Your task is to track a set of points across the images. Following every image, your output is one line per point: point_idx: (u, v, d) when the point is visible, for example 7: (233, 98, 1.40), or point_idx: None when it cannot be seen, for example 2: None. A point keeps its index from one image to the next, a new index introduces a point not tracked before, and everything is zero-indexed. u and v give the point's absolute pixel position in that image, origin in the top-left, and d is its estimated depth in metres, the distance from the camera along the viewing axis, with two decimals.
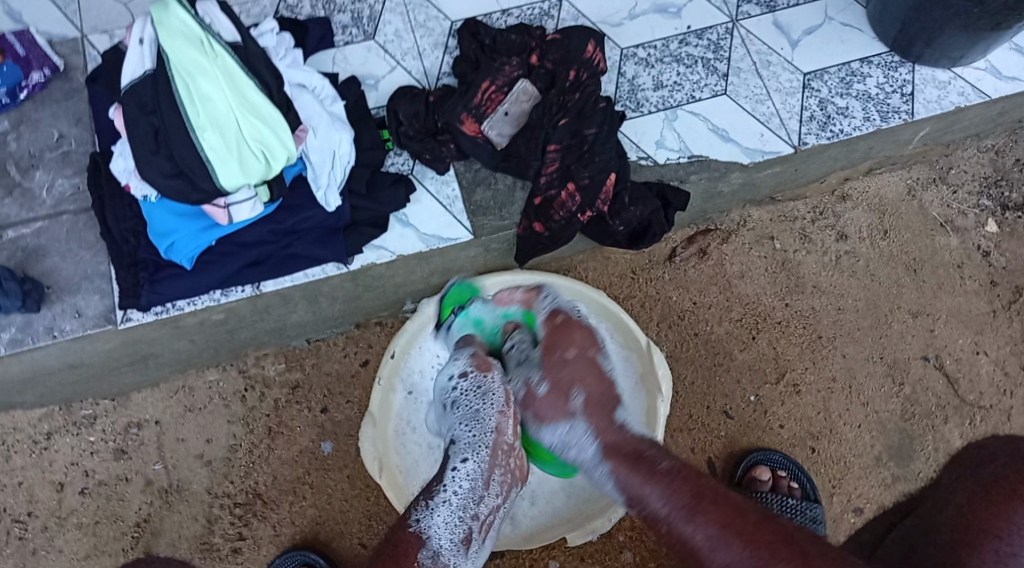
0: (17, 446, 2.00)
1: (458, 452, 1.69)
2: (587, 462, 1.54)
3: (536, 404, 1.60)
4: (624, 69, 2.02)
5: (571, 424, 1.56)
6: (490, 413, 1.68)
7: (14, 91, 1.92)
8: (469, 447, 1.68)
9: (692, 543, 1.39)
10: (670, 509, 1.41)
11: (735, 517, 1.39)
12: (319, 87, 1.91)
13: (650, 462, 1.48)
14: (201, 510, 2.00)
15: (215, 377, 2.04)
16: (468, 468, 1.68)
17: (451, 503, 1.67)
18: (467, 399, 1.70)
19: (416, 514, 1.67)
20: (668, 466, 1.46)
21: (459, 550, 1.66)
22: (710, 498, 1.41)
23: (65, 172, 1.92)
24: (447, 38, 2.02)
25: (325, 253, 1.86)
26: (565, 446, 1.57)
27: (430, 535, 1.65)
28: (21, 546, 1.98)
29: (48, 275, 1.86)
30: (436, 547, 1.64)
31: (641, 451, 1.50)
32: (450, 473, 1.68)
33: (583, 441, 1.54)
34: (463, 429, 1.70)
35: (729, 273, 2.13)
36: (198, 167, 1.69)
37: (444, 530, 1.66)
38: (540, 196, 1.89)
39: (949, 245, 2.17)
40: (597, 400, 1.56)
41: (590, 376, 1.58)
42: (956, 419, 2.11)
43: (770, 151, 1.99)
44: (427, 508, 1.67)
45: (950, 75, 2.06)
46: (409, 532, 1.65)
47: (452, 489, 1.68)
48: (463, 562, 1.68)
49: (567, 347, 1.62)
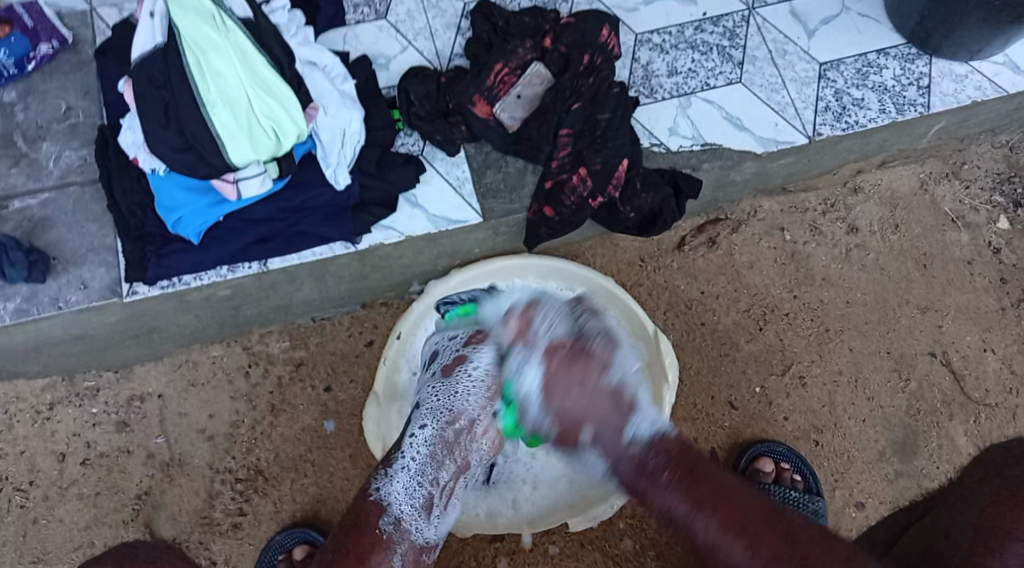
0: (20, 415, 1.99)
1: (419, 418, 1.69)
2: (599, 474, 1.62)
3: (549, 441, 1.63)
4: (638, 55, 2.00)
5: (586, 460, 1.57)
6: (463, 381, 1.69)
7: (23, 62, 1.90)
8: (429, 414, 1.68)
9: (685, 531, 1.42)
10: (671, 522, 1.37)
11: (737, 518, 1.33)
12: (329, 65, 1.89)
13: (651, 476, 1.42)
14: (202, 485, 2.00)
15: (220, 353, 2.03)
16: (426, 434, 1.67)
17: (409, 470, 1.63)
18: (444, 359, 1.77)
19: (375, 482, 1.61)
20: (667, 480, 1.39)
21: (419, 516, 1.61)
22: (711, 500, 1.35)
23: (73, 143, 1.90)
24: (460, 19, 2.00)
25: (334, 233, 1.85)
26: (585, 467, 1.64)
27: (390, 500, 1.59)
28: (23, 514, 1.98)
29: (53, 245, 1.85)
30: (397, 514, 1.57)
31: (643, 464, 1.44)
32: (408, 440, 1.67)
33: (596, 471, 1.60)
34: (430, 393, 1.70)
35: (737, 263, 2.11)
36: (208, 142, 1.68)
37: (403, 496, 1.60)
38: (551, 180, 1.88)
39: (960, 241, 2.16)
40: (608, 429, 1.49)
41: (593, 408, 1.52)
42: (962, 416, 2.10)
43: (783, 141, 1.97)
44: (385, 475, 1.63)
45: (968, 69, 2.04)
46: (368, 501, 1.59)
47: (411, 455, 1.65)
48: (425, 530, 1.62)
49: (571, 393, 1.53)
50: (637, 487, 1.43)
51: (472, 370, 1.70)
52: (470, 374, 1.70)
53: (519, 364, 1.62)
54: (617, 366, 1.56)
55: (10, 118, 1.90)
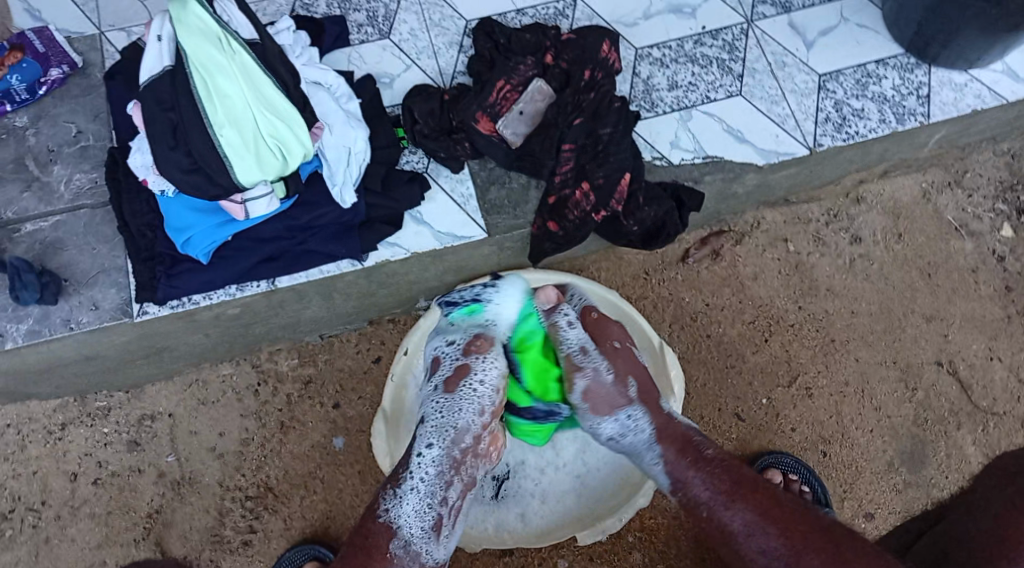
0: (32, 436, 2.02)
1: (425, 436, 1.71)
2: (639, 448, 1.69)
3: (596, 394, 1.74)
4: (639, 69, 2.03)
5: (631, 408, 1.72)
6: (467, 397, 1.73)
7: (34, 87, 1.94)
8: (434, 432, 1.71)
9: (727, 531, 1.54)
10: (711, 495, 1.56)
11: (772, 506, 1.53)
12: (334, 85, 1.92)
13: (697, 449, 1.63)
14: (213, 503, 2.01)
15: (229, 371, 2.06)
16: (433, 454, 1.70)
17: (419, 492, 1.67)
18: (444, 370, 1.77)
19: (384, 504, 1.66)
20: (713, 454, 1.61)
21: (430, 538, 1.66)
22: (749, 488, 1.56)
23: (83, 166, 1.93)
24: (462, 37, 2.03)
25: (341, 250, 1.87)
26: (622, 431, 1.72)
27: (400, 524, 1.65)
28: (35, 534, 1.99)
29: (65, 267, 1.87)
30: (407, 536, 1.64)
31: (690, 436, 1.66)
32: (416, 460, 1.69)
33: (641, 426, 1.70)
34: (433, 407, 1.74)
35: (741, 274, 2.13)
36: (215, 162, 1.70)
37: (413, 519, 1.66)
38: (555, 196, 1.89)
39: (964, 250, 2.16)
40: (649, 386, 1.75)
41: (638, 366, 1.77)
42: (970, 424, 2.10)
43: (783, 152, 1.98)
44: (395, 496, 1.66)
45: (967, 77, 2.05)
46: (379, 523, 1.64)
47: (420, 477, 1.68)
48: (434, 550, 1.67)
49: (613, 339, 1.79)
50: (681, 457, 1.63)
51: (476, 383, 1.75)
52: (475, 388, 1.74)
53: (567, 323, 1.81)
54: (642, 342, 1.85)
55: (21, 142, 1.94)
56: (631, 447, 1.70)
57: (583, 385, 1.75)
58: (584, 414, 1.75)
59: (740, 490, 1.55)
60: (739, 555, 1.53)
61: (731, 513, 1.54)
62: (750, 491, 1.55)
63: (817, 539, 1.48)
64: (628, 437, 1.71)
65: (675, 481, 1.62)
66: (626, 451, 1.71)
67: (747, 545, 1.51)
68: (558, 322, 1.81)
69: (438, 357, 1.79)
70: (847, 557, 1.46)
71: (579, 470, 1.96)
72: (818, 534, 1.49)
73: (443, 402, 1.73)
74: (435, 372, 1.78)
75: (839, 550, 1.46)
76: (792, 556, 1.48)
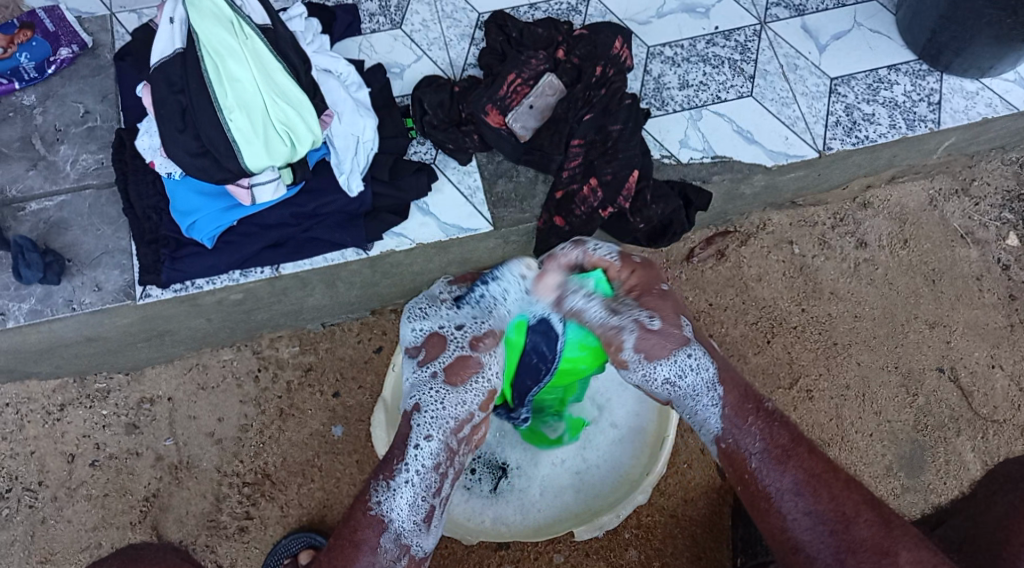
0: (31, 416, 2.01)
1: (422, 427, 1.62)
2: (697, 390, 1.62)
3: (648, 343, 1.62)
4: (650, 67, 2.02)
5: (689, 348, 1.63)
6: (475, 390, 1.64)
7: (43, 66, 1.94)
8: (433, 424, 1.62)
9: (772, 487, 1.52)
10: (762, 449, 1.55)
11: (824, 471, 1.52)
12: (344, 74, 1.91)
13: (759, 400, 1.61)
14: (210, 488, 2.01)
15: (230, 356, 2.05)
16: (432, 447, 1.62)
17: (414, 484, 1.60)
18: (450, 352, 1.65)
19: (376, 495, 1.60)
20: (771, 408, 1.60)
21: (421, 530, 1.62)
22: (802, 451, 1.54)
23: (90, 147, 1.93)
24: (474, 29, 2.02)
25: (346, 239, 1.86)
26: (681, 373, 1.62)
27: (392, 516, 1.59)
28: (31, 514, 2.00)
29: (68, 247, 1.87)
30: (399, 530, 1.59)
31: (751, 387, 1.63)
32: (412, 451, 1.61)
33: (702, 366, 1.62)
34: (432, 397, 1.63)
35: (746, 275, 2.12)
36: (224, 146, 1.70)
37: (406, 511, 1.60)
38: (562, 191, 1.89)
39: (969, 257, 2.16)
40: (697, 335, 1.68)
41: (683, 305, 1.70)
42: (969, 431, 2.10)
43: (793, 155, 1.98)
44: (388, 489, 1.60)
45: (979, 85, 2.04)
46: (370, 515, 1.59)
47: (415, 469, 1.61)
48: (424, 540, 1.63)
49: (662, 283, 1.69)
50: (744, 402, 1.60)
51: (487, 376, 1.65)
52: (483, 381, 1.65)
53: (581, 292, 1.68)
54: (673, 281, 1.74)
55: (28, 121, 1.93)
56: (689, 388, 1.62)
57: (632, 338, 1.63)
58: (635, 366, 1.64)
59: (793, 448, 1.54)
60: (778, 513, 1.51)
61: (782, 470, 1.52)
62: (805, 452, 1.54)
63: (866, 512, 1.48)
64: (687, 379, 1.62)
65: (732, 426, 1.60)
66: (681, 394, 1.63)
67: (789, 505, 1.50)
68: (573, 305, 1.68)
69: (444, 337, 1.67)
70: (895, 534, 1.45)
71: (577, 466, 1.93)
72: (867, 507, 1.48)
73: (445, 394, 1.63)
74: (433, 358, 1.66)
75: (886, 527, 1.46)
76: (838, 523, 1.47)
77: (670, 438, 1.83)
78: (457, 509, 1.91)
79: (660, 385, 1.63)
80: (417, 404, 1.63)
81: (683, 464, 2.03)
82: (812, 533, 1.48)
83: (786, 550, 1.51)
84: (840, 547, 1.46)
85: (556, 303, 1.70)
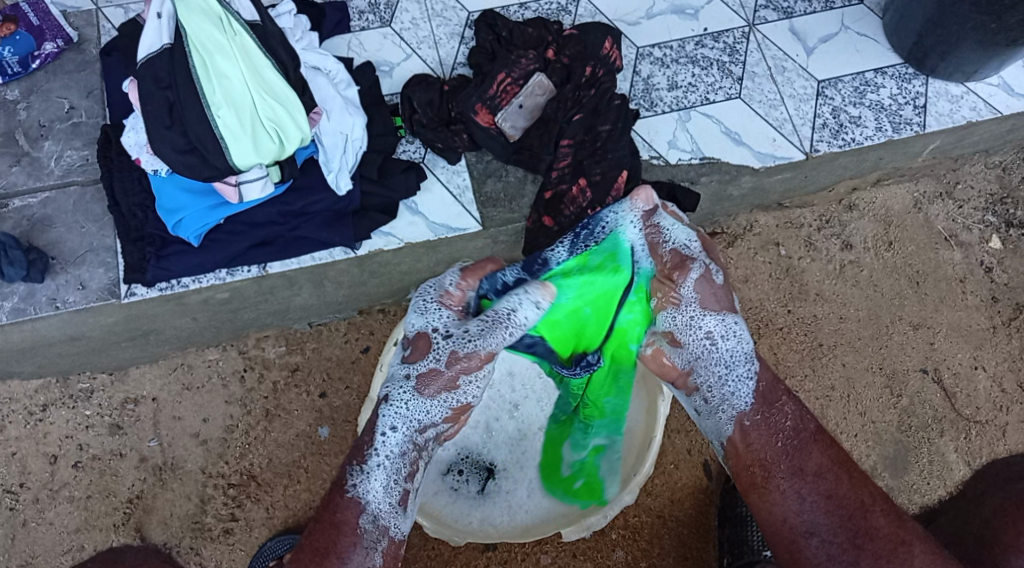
0: (12, 416, 1.99)
1: (389, 417, 1.54)
2: (732, 359, 1.58)
3: (708, 291, 1.59)
4: (639, 68, 2.03)
5: (737, 316, 1.61)
6: (445, 399, 1.57)
7: (26, 60, 1.92)
8: (400, 417, 1.55)
9: (798, 469, 1.51)
10: (793, 430, 1.53)
11: (845, 460, 1.53)
12: (333, 71, 1.91)
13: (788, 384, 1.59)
14: (195, 489, 1.99)
15: (215, 356, 2.03)
16: (398, 437, 1.55)
17: (386, 468, 1.53)
18: (434, 355, 1.56)
19: (351, 479, 1.52)
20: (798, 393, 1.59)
21: (398, 512, 1.54)
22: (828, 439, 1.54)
23: (74, 143, 1.91)
24: (463, 28, 2.02)
25: (334, 237, 1.85)
26: (724, 334, 1.59)
27: (367, 500, 1.51)
28: (12, 516, 1.97)
29: (52, 245, 1.85)
30: (376, 511, 1.51)
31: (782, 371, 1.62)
32: (380, 437, 1.54)
33: (744, 336, 1.60)
34: (401, 391, 1.55)
35: (733, 277, 2.13)
36: (211, 144, 1.69)
37: (381, 495, 1.52)
38: (552, 191, 1.89)
39: (952, 259, 2.18)
40: None
41: None
42: (953, 432, 2.12)
43: (780, 156, 1.99)
44: (362, 472, 1.52)
45: (963, 89, 2.07)
46: (346, 498, 1.51)
47: (386, 454, 1.53)
48: (403, 523, 1.55)
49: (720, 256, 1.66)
50: (777, 383, 1.58)
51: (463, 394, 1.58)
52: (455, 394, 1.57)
53: (665, 226, 1.62)
54: None
55: (11, 116, 1.91)
56: (726, 353, 1.58)
57: (694, 280, 1.59)
58: (686, 307, 1.60)
59: (820, 435, 1.53)
60: (794, 496, 1.50)
61: (809, 453, 1.51)
62: (828, 439, 1.54)
63: (881, 503, 1.50)
64: (730, 342, 1.58)
65: (759, 405, 1.56)
66: (715, 357, 1.59)
67: (810, 488, 1.49)
68: (659, 224, 1.62)
69: (428, 337, 1.57)
70: (906, 526, 1.49)
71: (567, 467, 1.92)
72: (881, 498, 1.51)
73: (414, 394, 1.55)
74: (415, 360, 1.57)
75: (900, 521, 1.49)
76: (857, 510, 1.48)
77: (658, 440, 1.81)
78: (445, 510, 1.89)
79: (700, 338, 1.59)
80: (385, 396, 1.55)
81: (669, 466, 2.03)
82: (829, 519, 1.48)
83: (794, 535, 1.49)
84: (857, 533, 1.47)
85: (642, 219, 1.62)
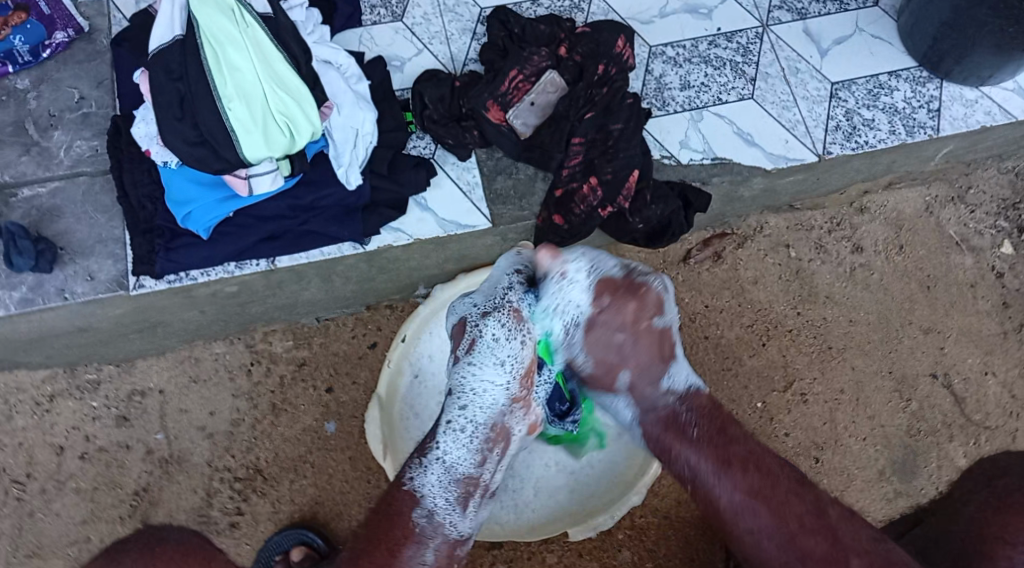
0: (19, 406, 1.99)
1: (456, 403, 1.58)
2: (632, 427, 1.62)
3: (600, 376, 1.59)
4: (652, 67, 2.02)
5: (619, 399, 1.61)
6: (499, 349, 1.58)
7: (38, 50, 1.92)
8: (464, 410, 1.57)
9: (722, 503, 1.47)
10: (709, 472, 1.48)
11: (765, 486, 1.46)
12: (344, 65, 1.90)
13: (682, 430, 1.53)
14: (201, 482, 1.99)
15: (222, 350, 2.02)
16: (462, 432, 1.57)
17: (443, 462, 1.56)
18: (473, 329, 1.60)
19: (409, 472, 1.55)
20: (697, 436, 1.51)
21: (454, 509, 1.54)
22: (743, 466, 1.47)
23: (84, 133, 1.90)
24: (476, 24, 2.01)
25: (343, 232, 1.85)
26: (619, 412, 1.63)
27: (423, 491, 1.53)
28: (18, 507, 1.97)
29: (62, 236, 1.84)
30: (430, 506, 1.52)
31: (676, 416, 1.55)
32: (444, 428, 1.57)
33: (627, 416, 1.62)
34: (467, 378, 1.58)
35: (743, 278, 2.12)
36: (222, 136, 1.69)
37: (437, 488, 1.54)
38: (561, 189, 1.89)
39: (964, 264, 2.16)
40: (643, 373, 1.55)
41: (631, 355, 1.55)
42: (962, 437, 2.10)
43: (793, 158, 1.98)
44: (421, 465, 1.56)
45: (978, 94, 2.05)
46: (402, 490, 1.54)
47: (454, 448, 1.56)
48: (459, 523, 1.55)
49: (620, 320, 1.55)
50: (667, 428, 1.54)
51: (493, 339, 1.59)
52: (510, 368, 1.59)
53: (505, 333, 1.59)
54: (670, 309, 1.57)
55: (22, 106, 1.90)
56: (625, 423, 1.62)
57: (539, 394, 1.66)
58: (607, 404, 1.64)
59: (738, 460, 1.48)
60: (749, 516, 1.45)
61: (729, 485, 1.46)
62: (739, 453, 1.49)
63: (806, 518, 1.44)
64: (628, 409, 1.60)
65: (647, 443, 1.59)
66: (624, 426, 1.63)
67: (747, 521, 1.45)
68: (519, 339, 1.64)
69: (464, 322, 1.62)
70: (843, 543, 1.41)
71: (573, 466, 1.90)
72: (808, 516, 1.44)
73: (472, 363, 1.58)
74: (459, 348, 1.62)
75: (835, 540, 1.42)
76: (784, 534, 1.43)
77: None
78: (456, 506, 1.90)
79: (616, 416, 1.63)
80: (451, 391, 1.60)
81: None
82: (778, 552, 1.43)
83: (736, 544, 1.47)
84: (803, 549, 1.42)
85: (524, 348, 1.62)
